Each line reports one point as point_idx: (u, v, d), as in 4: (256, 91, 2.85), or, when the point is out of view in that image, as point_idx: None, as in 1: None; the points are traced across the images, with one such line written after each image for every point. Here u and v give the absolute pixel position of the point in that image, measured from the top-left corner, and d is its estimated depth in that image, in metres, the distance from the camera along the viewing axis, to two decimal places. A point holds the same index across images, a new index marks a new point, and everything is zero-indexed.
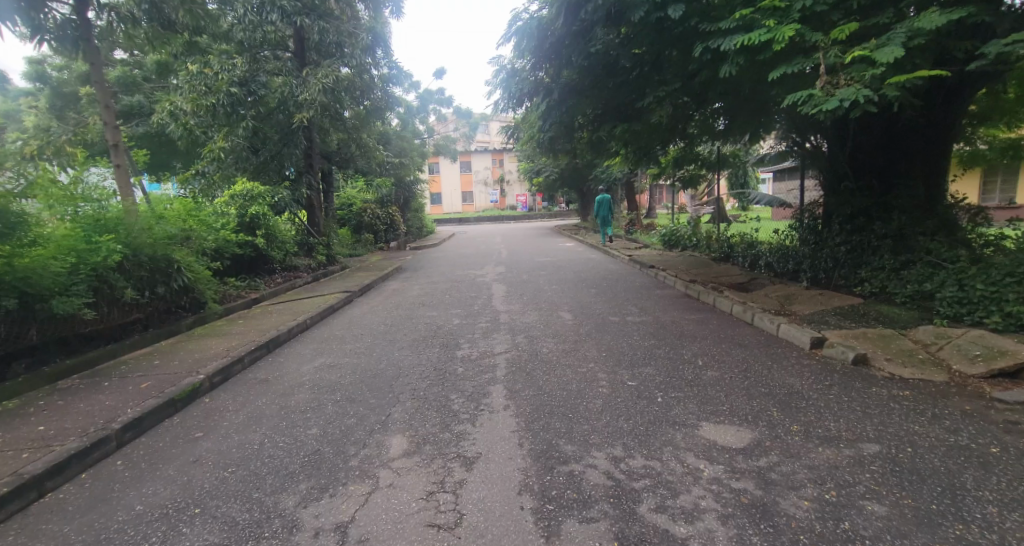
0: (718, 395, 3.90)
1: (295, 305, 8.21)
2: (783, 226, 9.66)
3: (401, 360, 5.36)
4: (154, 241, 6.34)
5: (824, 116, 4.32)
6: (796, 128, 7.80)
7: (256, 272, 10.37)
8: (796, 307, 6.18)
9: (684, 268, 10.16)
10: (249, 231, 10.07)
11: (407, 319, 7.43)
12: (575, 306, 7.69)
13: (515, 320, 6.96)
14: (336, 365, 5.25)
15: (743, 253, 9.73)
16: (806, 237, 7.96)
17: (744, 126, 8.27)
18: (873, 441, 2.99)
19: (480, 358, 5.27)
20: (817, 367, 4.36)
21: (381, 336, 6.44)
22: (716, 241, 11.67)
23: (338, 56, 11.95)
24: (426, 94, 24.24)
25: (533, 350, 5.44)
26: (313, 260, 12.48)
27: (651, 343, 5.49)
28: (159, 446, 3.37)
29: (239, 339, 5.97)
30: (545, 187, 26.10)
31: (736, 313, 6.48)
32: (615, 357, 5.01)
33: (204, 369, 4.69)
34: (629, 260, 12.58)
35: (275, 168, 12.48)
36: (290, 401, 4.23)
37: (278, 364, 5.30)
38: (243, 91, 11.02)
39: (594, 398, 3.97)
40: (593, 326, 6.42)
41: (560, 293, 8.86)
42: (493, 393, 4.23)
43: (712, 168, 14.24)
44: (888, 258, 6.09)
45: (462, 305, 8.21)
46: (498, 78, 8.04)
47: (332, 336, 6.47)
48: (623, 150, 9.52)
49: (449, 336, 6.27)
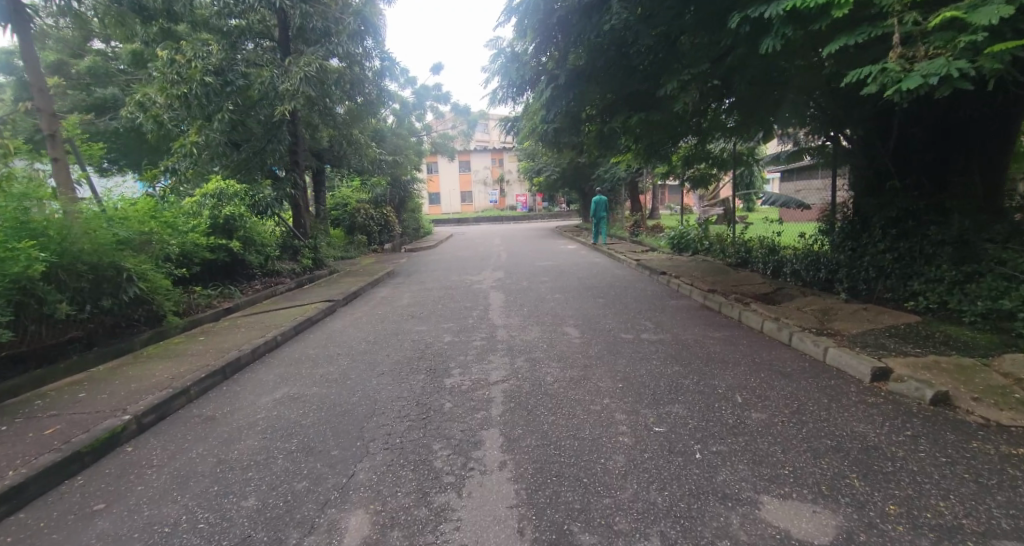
0: (772, 448, 3.05)
1: (269, 317, 7.39)
2: (810, 229, 8.81)
3: (378, 390, 4.52)
4: (98, 247, 5.52)
5: (898, 97, 3.52)
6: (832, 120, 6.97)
7: (232, 278, 9.55)
8: (839, 325, 5.34)
9: (700, 274, 9.32)
10: (224, 234, 9.24)
11: (392, 335, 6.58)
12: (582, 320, 6.84)
13: (513, 338, 6.11)
14: (300, 397, 4.39)
15: (763, 258, 8.89)
16: (841, 242, 7.11)
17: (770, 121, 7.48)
18: (1011, 538, 2.15)
19: (471, 390, 4.43)
20: (889, 409, 3.50)
21: (359, 358, 5.58)
22: (731, 245, 10.84)
23: (324, 44, 11.15)
24: (422, 90, 23.28)
25: (535, 379, 4.59)
26: (299, 264, 11.67)
27: (677, 371, 4.61)
28: (36, 530, 2.53)
29: (191, 361, 5.12)
30: (546, 187, 25.30)
31: (768, 332, 5.63)
32: (636, 391, 4.16)
33: (134, 406, 3.84)
34: (637, 265, 11.74)
35: (257, 166, 11.75)
36: (234, 450, 3.39)
37: (233, 396, 4.44)
38: (220, 81, 10.04)
39: (614, 452, 3.13)
40: (604, 346, 5.57)
41: (563, 303, 8.03)
42: (486, 443, 3.37)
43: (723, 167, 13.42)
44: (947, 268, 5.26)
45: (456, 317, 7.38)
46: (497, 63, 7.19)
47: (304, 357, 5.63)
48: (634, 144, 8.67)
49: (438, 358, 5.41)
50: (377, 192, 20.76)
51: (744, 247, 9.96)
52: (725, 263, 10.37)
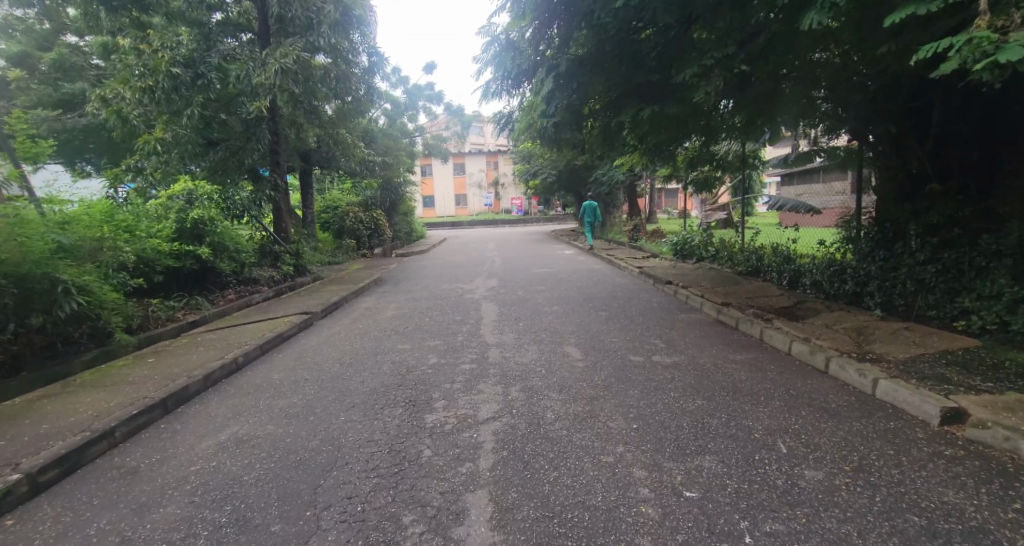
0: (843, 530, 2.34)
1: (235, 332, 6.65)
2: (828, 236, 8.15)
3: (344, 431, 3.77)
4: (26, 256, 4.78)
5: (987, 74, 2.90)
6: (861, 118, 6.30)
7: (203, 287, 8.82)
8: (881, 348, 4.66)
9: (709, 285, 8.63)
10: (193, 240, 8.50)
11: (370, 356, 5.82)
12: (583, 339, 6.12)
13: (507, 360, 5.39)
14: (248, 441, 3.64)
15: (779, 268, 8.19)
16: (869, 251, 6.44)
17: (785, 119, 6.85)
18: None
19: (456, 431, 3.70)
20: (978, 467, 2.80)
21: (328, 386, 4.83)
22: (740, 252, 10.16)
23: (304, 34, 10.33)
24: (414, 90, 22.56)
25: (533, 417, 3.87)
26: (279, 271, 10.92)
27: (700, 407, 3.89)
28: None
29: (129, 390, 4.37)
30: (543, 191, 24.56)
31: (799, 356, 4.93)
32: (655, 436, 3.44)
33: (32, 458, 3.09)
34: (639, 273, 11.05)
35: (235, 167, 11.11)
36: (146, 524, 2.63)
37: (168, 439, 3.67)
38: (190, 74, 9.26)
39: (637, 534, 2.41)
40: (612, 372, 4.83)
41: (562, 317, 7.33)
42: (471, 516, 2.64)
43: (729, 169, 12.74)
44: (1006, 283, 4.60)
45: (443, 334, 6.64)
46: (491, 51, 6.35)
47: (265, 386, 4.88)
48: (640, 143, 7.99)
49: (420, 388, 4.68)
50: (368, 195, 20.24)
51: (754, 254, 9.29)
52: (734, 271, 9.70)
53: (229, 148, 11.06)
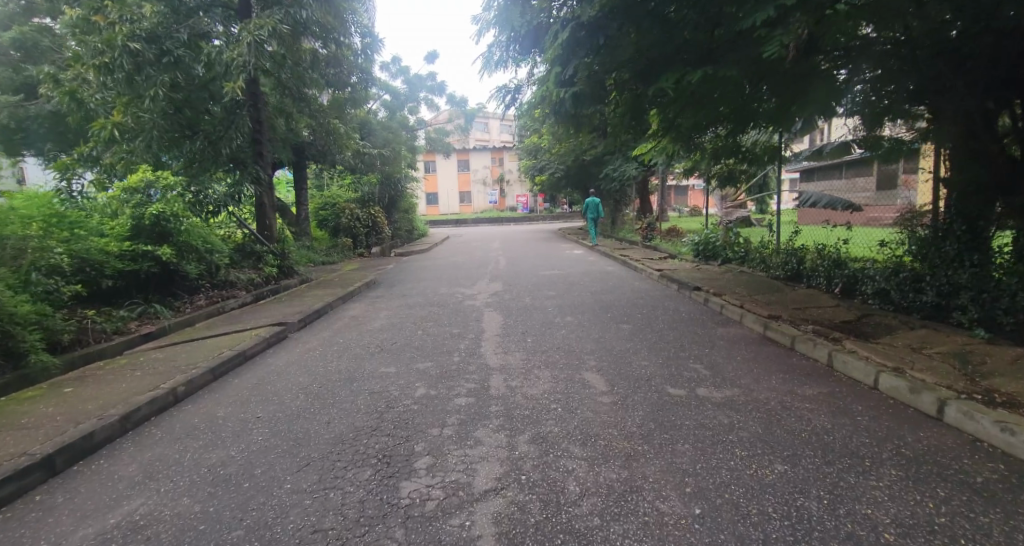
0: None
1: (187, 350, 5.55)
2: (888, 236, 6.97)
3: (283, 513, 2.67)
4: None
5: None
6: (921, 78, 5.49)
7: (168, 292, 7.81)
8: (1007, 385, 3.51)
9: (746, 292, 7.48)
10: (154, 239, 7.48)
11: (344, 385, 4.72)
12: (606, 362, 4.99)
13: (512, 393, 4.29)
14: (145, 527, 2.57)
15: (831, 275, 7.01)
16: (957, 256, 5.27)
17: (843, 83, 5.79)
18: None
19: (440, 515, 2.60)
20: None
21: (280, 431, 3.73)
22: (776, 253, 8.97)
23: (285, 5, 9.26)
24: (415, 79, 21.65)
25: (549, 491, 2.77)
26: (261, 273, 9.92)
27: (786, 480, 2.74)
28: None
29: (11, 440, 3.31)
30: (550, 187, 23.41)
31: (891, 393, 3.78)
32: (734, 535, 2.31)
33: None
34: (661, 277, 9.88)
35: (212, 158, 9.80)
36: None
37: (31, 525, 2.60)
38: (153, 50, 8.15)
39: None
40: (649, 417, 3.69)
41: (577, 330, 6.23)
42: None
43: (755, 161, 11.52)
44: None
45: (436, 354, 5.53)
46: (492, 8, 5.28)
47: (200, 429, 3.79)
48: (667, 127, 6.83)
49: (399, 436, 3.58)
50: (366, 190, 19.15)
51: (794, 256, 8.12)
52: (770, 276, 8.53)
53: (206, 136, 9.73)
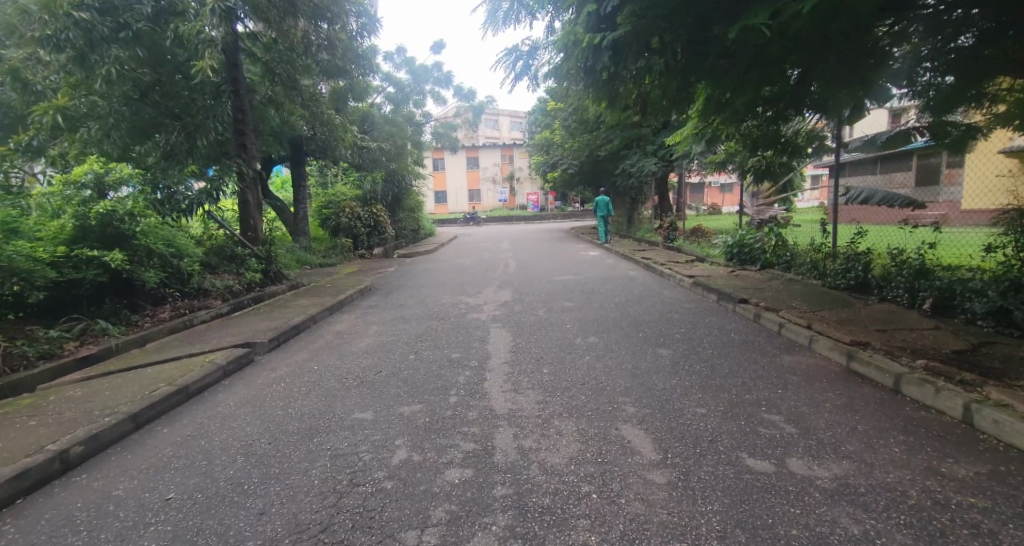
0: None
1: (114, 386, 4.39)
2: (991, 239, 5.66)
3: None
4: None
5: None
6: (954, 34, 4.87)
7: (124, 303, 6.70)
8: None
9: (807, 307, 6.13)
10: (102, 242, 6.32)
11: (301, 442, 3.51)
12: (650, 410, 3.76)
13: (524, 464, 3.05)
14: None
15: (918, 287, 5.69)
16: None
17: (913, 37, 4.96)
18: None
19: None
20: None
21: (185, 533, 2.54)
22: (834, 258, 7.61)
23: None
24: (421, 70, 20.61)
25: None
26: (241, 279, 8.80)
27: None
28: None
29: None
30: (563, 185, 22.17)
31: None
32: None
33: None
34: (695, 286, 8.53)
35: (189, 150, 8.70)
36: None
37: None
38: (109, 22, 7.01)
39: None
40: (732, 520, 2.44)
41: (603, 358, 4.98)
42: None
43: (797, 154, 10.13)
44: None
45: (428, 393, 4.30)
46: None
47: (73, 527, 2.61)
48: (718, 100, 5.53)
49: None
50: (368, 188, 18.01)
51: (860, 263, 6.78)
52: (829, 285, 7.16)
53: (185, 127, 8.64)
